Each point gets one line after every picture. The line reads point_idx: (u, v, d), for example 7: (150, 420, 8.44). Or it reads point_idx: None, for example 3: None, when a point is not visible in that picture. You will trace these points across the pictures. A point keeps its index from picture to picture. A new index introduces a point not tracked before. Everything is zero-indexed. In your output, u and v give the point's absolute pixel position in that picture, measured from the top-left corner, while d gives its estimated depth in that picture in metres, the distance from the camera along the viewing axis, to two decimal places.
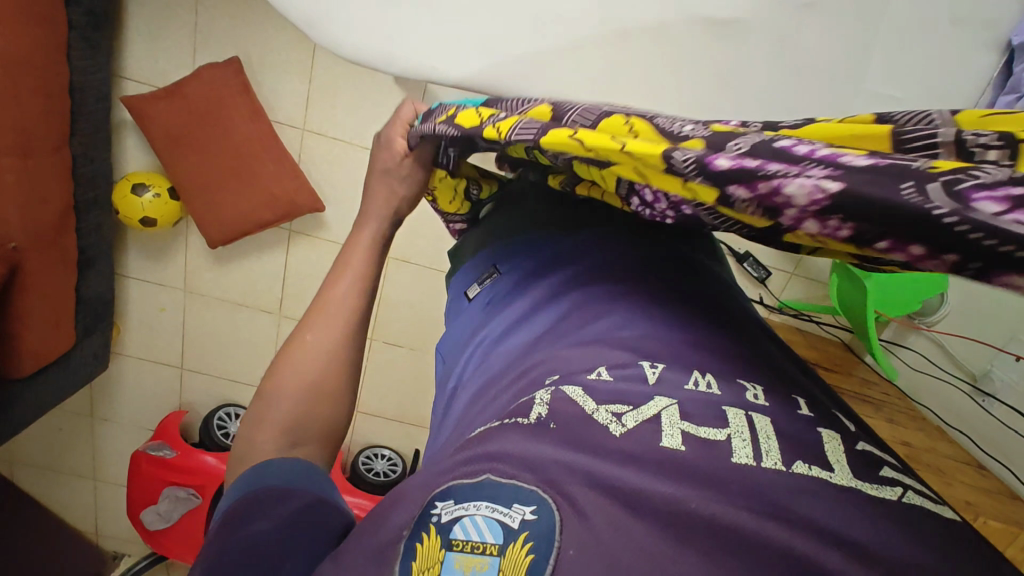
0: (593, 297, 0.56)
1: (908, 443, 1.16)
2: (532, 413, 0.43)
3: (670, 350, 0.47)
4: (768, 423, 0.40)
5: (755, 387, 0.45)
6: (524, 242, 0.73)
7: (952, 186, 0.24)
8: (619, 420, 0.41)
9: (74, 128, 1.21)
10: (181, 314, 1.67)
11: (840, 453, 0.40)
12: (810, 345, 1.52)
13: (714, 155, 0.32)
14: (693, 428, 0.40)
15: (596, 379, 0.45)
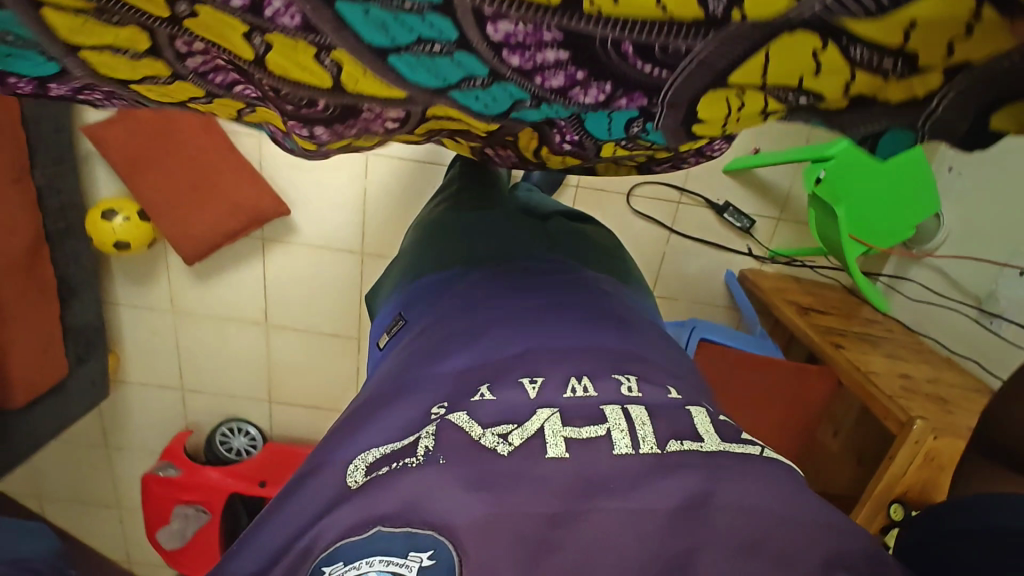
0: (473, 320, 0.66)
1: (907, 374, 1.08)
2: (419, 450, 0.47)
3: (546, 366, 0.57)
4: (644, 412, 0.50)
5: (629, 380, 0.56)
6: (422, 287, 0.84)
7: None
8: (506, 441, 0.47)
9: (34, 161, 1.25)
10: (173, 335, 1.71)
11: (707, 428, 0.49)
12: (805, 291, 1.45)
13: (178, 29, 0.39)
14: (574, 433, 0.47)
15: (479, 400, 0.52)
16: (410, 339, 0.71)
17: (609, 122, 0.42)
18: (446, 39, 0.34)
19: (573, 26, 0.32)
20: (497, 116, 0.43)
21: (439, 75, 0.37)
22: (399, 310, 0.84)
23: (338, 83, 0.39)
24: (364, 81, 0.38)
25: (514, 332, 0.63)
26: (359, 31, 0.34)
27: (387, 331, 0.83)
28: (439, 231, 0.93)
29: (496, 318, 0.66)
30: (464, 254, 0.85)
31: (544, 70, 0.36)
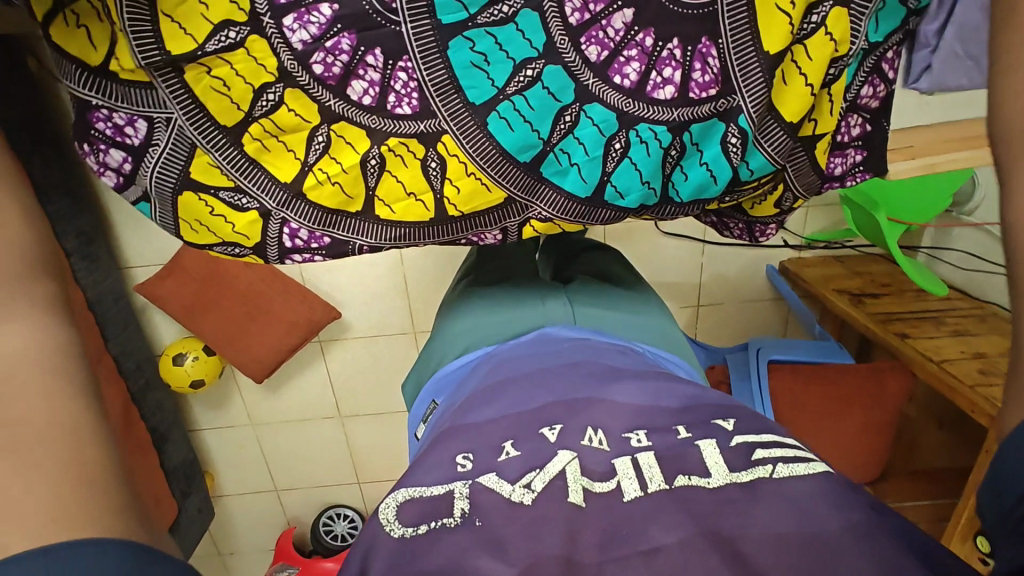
0: (500, 379, 0.62)
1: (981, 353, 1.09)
2: (455, 511, 0.45)
3: (573, 415, 0.54)
4: (651, 455, 0.49)
5: (639, 432, 0.51)
6: (458, 370, 0.76)
7: (583, 32, 0.51)
8: (529, 488, 0.47)
9: (105, 334, 1.33)
10: (257, 445, 1.80)
11: (716, 455, 0.47)
12: (851, 274, 1.45)
13: (296, 228, 0.58)
14: (590, 484, 0.47)
15: (504, 460, 0.50)
16: (447, 409, 0.66)
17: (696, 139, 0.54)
18: (537, 55, 0.51)
19: (579, 59, 0.52)
20: (581, 201, 0.57)
21: (533, 121, 0.53)
22: (434, 395, 0.77)
23: (440, 198, 0.56)
24: (461, 188, 0.56)
25: (533, 386, 0.59)
26: (461, 83, 0.52)
27: (424, 420, 0.76)
28: (464, 310, 0.85)
29: (526, 375, 0.61)
30: (498, 336, 0.78)
31: (623, 49, 0.52)
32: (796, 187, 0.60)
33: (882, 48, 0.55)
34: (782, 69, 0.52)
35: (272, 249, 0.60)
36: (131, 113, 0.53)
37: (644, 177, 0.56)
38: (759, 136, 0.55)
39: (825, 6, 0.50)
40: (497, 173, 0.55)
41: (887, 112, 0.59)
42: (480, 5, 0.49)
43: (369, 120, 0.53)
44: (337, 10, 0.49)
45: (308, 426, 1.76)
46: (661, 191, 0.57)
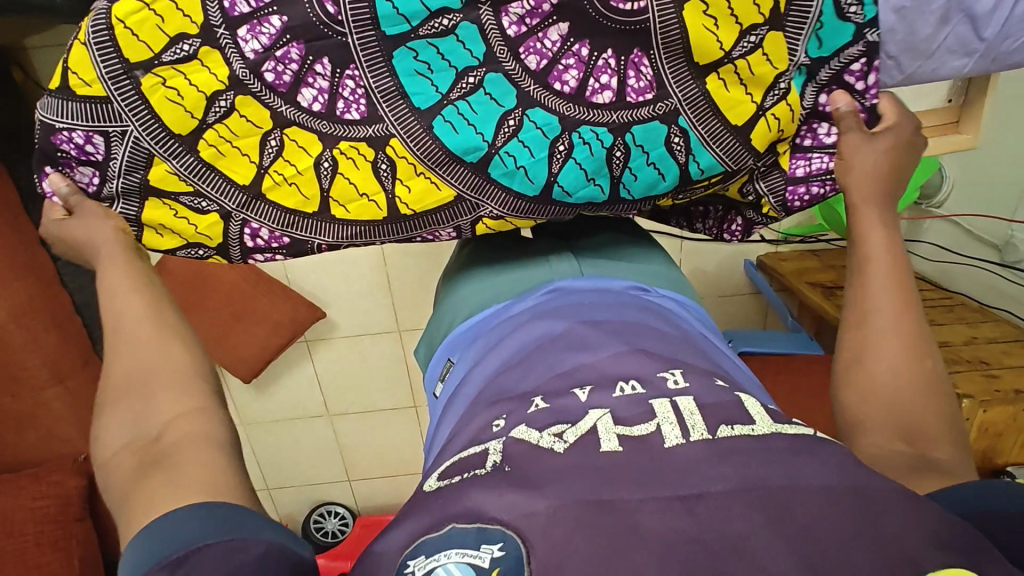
0: (527, 342, 0.61)
1: (944, 341, 1.11)
2: (487, 462, 0.45)
3: (605, 367, 0.53)
4: (691, 402, 0.47)
5: (674, 374, 0.51)
6: (475, 328, 0.72)
7: (520, 44, 0.54)
8: (561, 439, 0.45)
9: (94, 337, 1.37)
10: (249, 445, 1.83)
11: (759, 412, 0.47)
12: (825, 267, 1.46)
13: (256, 228, 0.61)
14: (627, 430, 0.45)
15: (534, 412, 0.49)
16: (473, 368, 0.64)
17: (644, 147, 0.58)
18: (477, 64, 0.54)
19: (517, 67, 0.54)
20: (530, 200, 0.60)
21: (476, 123, 0.56)
22: (450, 353, 0.73)
23: (393, 198, 0.59)
24: (412, 187, 0.59)
25: (559, 347, 0.57)
26: (407, 91, 0.55)
27: (441, 378, 0.72)
28: (471, 268, 0.80)
29: (552, 334, 0.60)
30: (510, 295, 0.73)
31: (560, 58, 0.54)
32: (761, 187, 0.62)
33: (839, 60, 0.57)
34: (719, 76, 0.55)
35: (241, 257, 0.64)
36: (89, 130, 0.56)
37: (589, 175, 0.58)
38: (707, 137, 0.57)
39: (760, 34, 0.54)
40: (447, 173, 0.58)
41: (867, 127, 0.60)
42: (422, 18, 0.52)
43: (321, 126, 0.56)
44: (286, 22, 0.52)
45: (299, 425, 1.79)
46: (610, 190, 0.60)
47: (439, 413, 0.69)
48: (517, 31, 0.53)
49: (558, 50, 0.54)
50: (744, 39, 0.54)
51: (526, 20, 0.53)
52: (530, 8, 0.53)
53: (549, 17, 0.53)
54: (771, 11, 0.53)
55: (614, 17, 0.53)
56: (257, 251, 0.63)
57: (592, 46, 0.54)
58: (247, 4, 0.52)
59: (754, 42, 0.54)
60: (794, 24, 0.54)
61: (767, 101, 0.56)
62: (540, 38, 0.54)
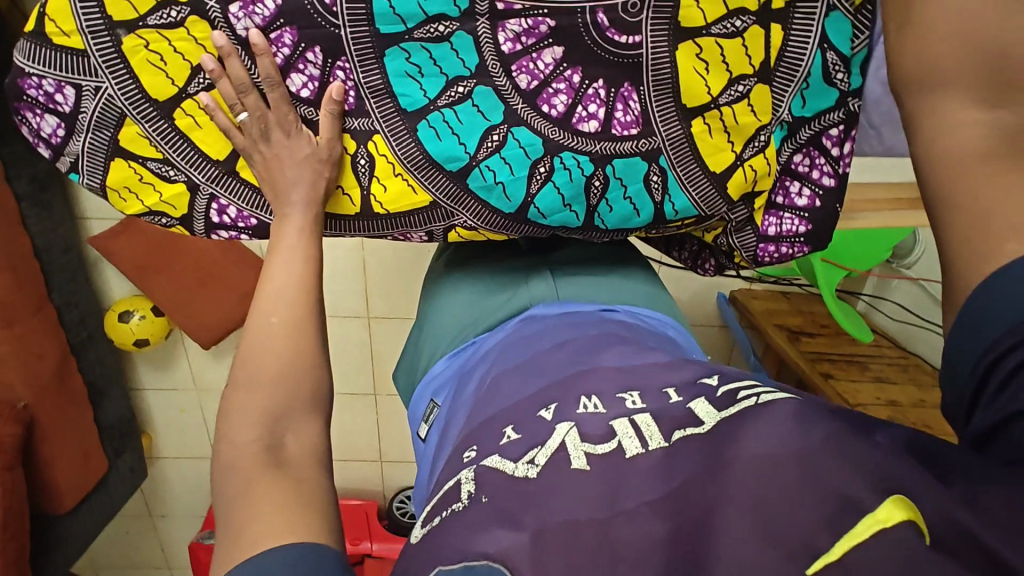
0: (501, 372, 0.60)
1: (894, 401, 1.16)
2: (463, 496, 0.42)
3: (568, 390, 0.50)
4: (648, 416, 0.43)
5: (632, 394, 0.47)
6: (454, 365, 0.71)
7: (514, 62, 0.53)
8: (534, 463, 0.42)
9: (51, 284, 1.32)
10: (199, 411, 1.68)
11: (707, 407, 0.43)
12: (795, 312, 1.48)
13: (225, 207, 0.60)
14: (591, 448, 0.41)
15: (506, 443, 0.46)
16: (454, 407, 0.62)
17: (624, 181, 0.58)
18: (469, 75, 0.54)
19: (506, 83, 0.54)
20: (505, 216, 0.59)
21: (460, 133, 0.55)
22: (433, 395, 0.71)
23: (368, 195, 0.58)
24: (388, 187, 0.58)
25: (527, 374, 0.57)
26: (394, 90, 0.54)
27: (426, 420, 0.70)
28: (447, 296, 0.81)
29: (525, 360, 0.59)
30: (489, 320, 0.73)
31: (551, 82, 0.54)
32: (733, 241, 0.63)
33: (819, 123, 0.57)
34: (704, 121, 0.56)
35: (209, 234, 0.62)
36: (60, 80, 0.54)
37: (566, 200, 0.58)
38: (685, 179, 0.58)
39: (745, 84, 0.55)
40: (425, 178, 0.57)
41: (840, 196, 0.60)
42: (418, 21, 0.52)
43: (306, 112, 0.56)
44: (280, 5, 0.51)
45: None
46: (585, 217, 0.60)
47: (426, 462, 0.66)
48: (510, 47, 0.53)
49: (553, 74, 0.54)
50: (730, 88, 0.55)
51: (520, 39, 0.53)
52: (529, 28, 0.52)
53: (546, 41, 0.53)
54: (760, 64, 0.54)
55: (608, 47, 0.53)
56: (224, 229, 0.61)
57: (583, 73, 0.54)
58: None
59: (741, 90, 0.55)
60: (782, 79, 0.55)
61: (745, 151, 0.57)
62: (534, 59, 0.53)
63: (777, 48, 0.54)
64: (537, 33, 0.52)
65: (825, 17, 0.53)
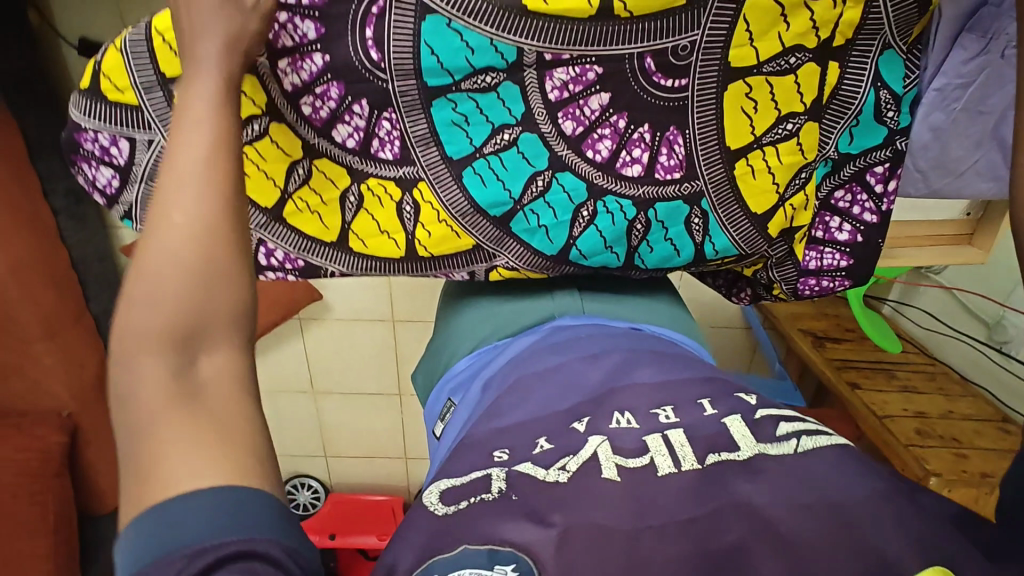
0: (526, 374, 0.59)
1: (921, 413, 1.14)
2: (493, 487, 0.42)
3: (601, 403, 0.50)
4: (682, 434, 0.44)
5: (665, 408, 0.48)
6: (476, 365, 0.71)
7: (559, 107, 0.52)
8: (564, 470, 0.43)
9: (89, 295, 1.36)
10: None
11: (744, 429, 0.44)
12: (816, 314, 1.45)
13: (273, 250, 0.61)
14: (623, 461, 0.43)
15: (539, 454, 0.46)
16: (476, 407, 0.62)
17: (665, 224, 0.58)
18: (514, 122, 0.53)
19: (546, 129, 0.53)
20: (545, 257, 0.60)
21: (505, 180, 0.56)
22: (452, 394, 0.72)
23: (411, 239, 0.59)
24: (432, 232, 0.59)
25: (557, 381, 0.56)
26: (439, 137, 0.54)
27: (442, 418, 0.72)
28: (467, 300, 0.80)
29: (553, 366, 0.59)
30: (511, 326, 0.73)
31: (596, 127, 0.53)
32: (773, 274, 0.62)
33: (864, 159, 0.55)
34: (748, 162, 0.54)
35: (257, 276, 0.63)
36: (114, 134, 0.55)
37: (607, 242, 0.59)
38: (725, 220, 0.57)
39: (795, 122, 0.52)
40: (469, 224, 0.58)
41: (883, 231, 0.59)
42: (465, 73, 0.51)
43: (351, 160, 0.56)
44: (329, 60, 0.51)
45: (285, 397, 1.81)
46: (626, 257, 0.60)
47: (439, 456, 0.67)
48: (558, 94, 0.52)
49: (600, 119, 0.53)
50: (776, 128, 0.52)
51: (563, 85, 0.52)
52: (576, 75, 0.51)
53: (592, 89, 0.52)
54: (812, 102, 0.51)
55: (656, 92, 0.51)
56: (271, 272, 0.62)
57: (626, 117, 0.53)
58: (290, 37, 0.51)
59: (791, 130, 0.52)
60: (833, 116, 0.52)
61: (788, 191, 0.55)
62: (580, 100, 0.52)
63: (832, 86, 0.51)
64: (583, 81, 0.51)
65: (880, 55, 0.50)
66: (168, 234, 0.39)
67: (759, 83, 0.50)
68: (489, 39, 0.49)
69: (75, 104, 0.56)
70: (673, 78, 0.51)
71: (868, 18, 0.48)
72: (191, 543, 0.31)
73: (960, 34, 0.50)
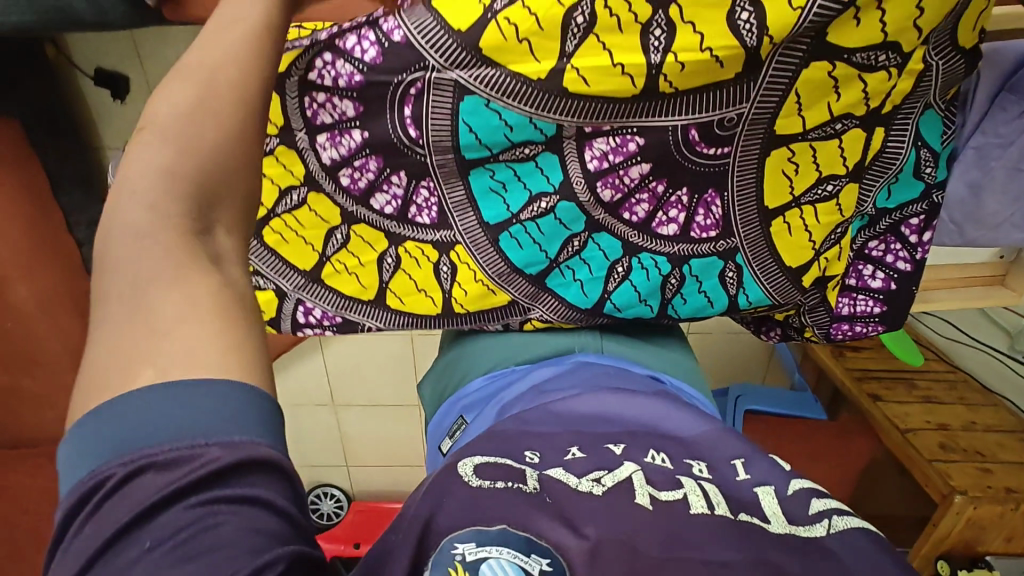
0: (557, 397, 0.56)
1: (944, 425, 1.15)
2: (529, 482, 0.42)
3: (635, 436, 0.49)
4: (716, 488, 0.43)
5: (699, 463, 0.47)
6: (491, 386, 0.64)
7: (598, 175, 0.53)
8: (600, 483, 0.43)
9: None
10: None
11: (776, 506, 0.42)
12: None
13: (313, 308, 0.62)
14: (657, 491, 0.42)
15: (570, 460, 0.46)
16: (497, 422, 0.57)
17: (700, 279, 0.58)
18: (552, 190, 0.54)
19: (585, 196, 0.54)
20: (580, 312, 0.60)
21: (542, 243, 0.56)
22: (464, 410, 0.65)
23: (449, 297, 0.60)
24: (469, 290, 0.59)
25: (591, 411, 0.53)
26: (478, 204, 0.55)
27: (449, 435, 0.64)
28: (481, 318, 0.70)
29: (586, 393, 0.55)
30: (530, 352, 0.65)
31: (635, 192, 0.54)
32: (806, 319, 0.62)
33: (900, 213, 0.56)
34: (784, 220, 0.54)
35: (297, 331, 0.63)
36: None
37: (641, 296, 0.59)
38: (759, 272, 0.57)
39: (835, 186, 0.52)
40: (506, 283, 0.59)
41: (916, 280, 0.58)
42: (503, 147, 0.52)
43: (388, 225, 0.57)
44: (367, 137, 0.52)
45: (306, 410, 1.84)
46: (659, 308, 0.60)
47: None
48: (599, 164, 0.52)
49: (642, 183, 0.53)
50: (817, 189, 0.53)
51: (605, 155, 0.52)
52: (619, 144, 0.51)
53: (635, 159, 0.52)
54: (854, 164, 0.51)
55: (695, 159, 0.51)
56: (310, 327, 0.63)
57: (665, 181, 0.53)
58: (329, 114, 0.52)
59: (826, 193, 0.53)
60: (873, 175, 0.52)
61: (823, 245, 0.56)
62: (620, 166, 0.52)
63: (876, 150, 0.51)
64: (625, 150, 0.51)
65: (920, 117, 0.51)
66: (176, 144, 0.34)
67: (798, 150, 0.50)
68: (528, 117, 0.50)
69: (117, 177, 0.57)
70: (715, 145, 0.51)
71: (919, 86, 0.48)
72: (158, 441, 0.26)
73: (1000, 92, 0.51)
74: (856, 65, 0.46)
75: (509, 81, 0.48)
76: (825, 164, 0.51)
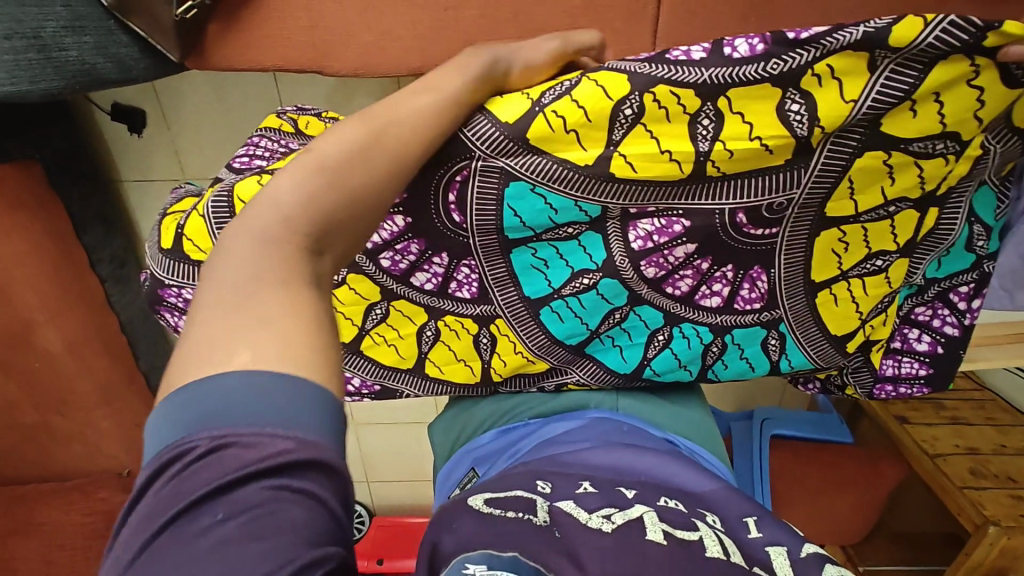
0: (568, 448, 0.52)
1: (973, 449, 1.14)
2: (539, 515, 0.37)
3: (651, 484, 0.45)
4: (732, 541, 0.39)
5: (714, 516, 0.42)
6: (503, 440, 0.61)
7: (642, 252, 0.52)
8: (610, 520, 0.36)
9: None
10: None
11: (786, 565, 0.38)
12: None
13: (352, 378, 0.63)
14: (671, 528, 0.36)
15: (581, 493, 0.42)
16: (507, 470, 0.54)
17: (742, 346, 0.57)
18: (595, 268, 0.53)
19: (628, 272, 0.53)
20: (620, 376, 0.60)
21: (584, 316, 0.56)
22: (475, 463, 0.62)
23: (488, 366, 0.60)
24: (508, 360, 0.60)
25: (602, 460, 0.49)
26: (519, 279, 0.54)
27: (460, 485, 0.62)
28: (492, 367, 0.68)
29: (597, 446, 0.52)
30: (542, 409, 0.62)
31: (680, 268, 0.53)
32: (848, 379, 0.61)
33: (948, 281, 0.55)
34: (831, 292, 0.53)
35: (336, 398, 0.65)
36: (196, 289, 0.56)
37: (682, 362, 0.59)
38: (804, 340, 0.57)
39: (885, 260, 0.52)
40: (545, 352, 0.59)
41: (965, 343, 0.57)
42: (547, 228, 0.51)
43: (428, 300, 0.57)
44: (410, 222, 0.52)
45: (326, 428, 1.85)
46: (699, 372, 0.60)
47: None
48: (644, 242, 0.52)
49: (689, 258, 0.52)
50: (868, 262, 0.52)
51: (648, 233, 0.51)
52: (666, 225, 0.51)
53: (682, 237, 0.51)
54: (904, 241, 0.51)
55: (742, 238, 0.51)
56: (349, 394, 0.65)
57: (711, 258, 0.52)
58: None
59: (872, 267, 0.52)
60: (924, 250, 0.52)
61: (870, 314, 0.55)
62: (663, 242, 0.51)
63: (927, 229, 0.50)
64: (670, 231, 0.51)
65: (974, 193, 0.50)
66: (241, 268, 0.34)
67: (847, 227, 0.50)
68: (573, 201, 0.49)
69: (156, 259, 0.57)
70: (765, 227, 0.50)
71: (975, 169, 0.47)
72: (238, 424, 0.26)
73: None
74: (913, 153, 0.46)
75: (557, 168, 0.48)
76: (875, 241, 0.51)
